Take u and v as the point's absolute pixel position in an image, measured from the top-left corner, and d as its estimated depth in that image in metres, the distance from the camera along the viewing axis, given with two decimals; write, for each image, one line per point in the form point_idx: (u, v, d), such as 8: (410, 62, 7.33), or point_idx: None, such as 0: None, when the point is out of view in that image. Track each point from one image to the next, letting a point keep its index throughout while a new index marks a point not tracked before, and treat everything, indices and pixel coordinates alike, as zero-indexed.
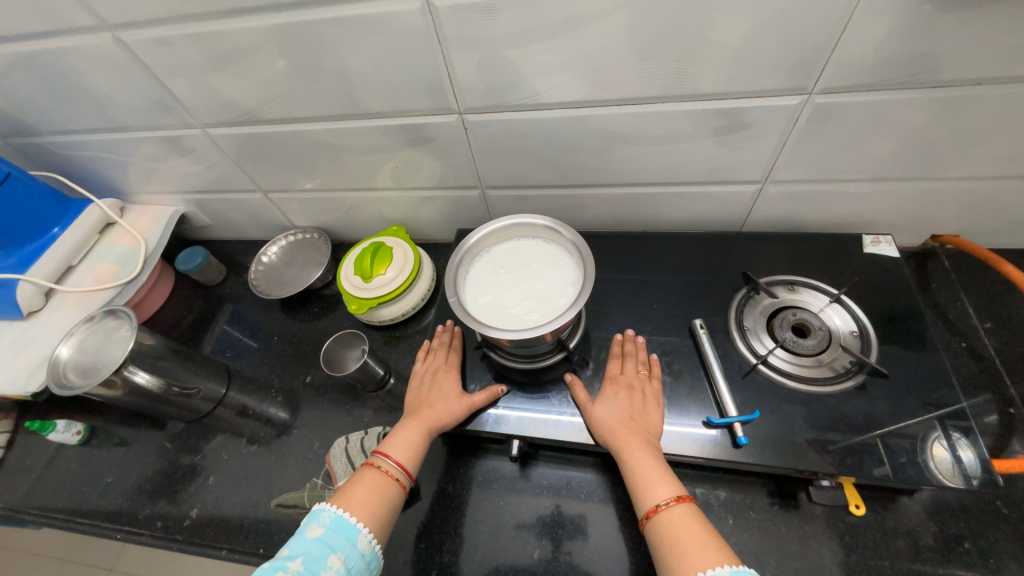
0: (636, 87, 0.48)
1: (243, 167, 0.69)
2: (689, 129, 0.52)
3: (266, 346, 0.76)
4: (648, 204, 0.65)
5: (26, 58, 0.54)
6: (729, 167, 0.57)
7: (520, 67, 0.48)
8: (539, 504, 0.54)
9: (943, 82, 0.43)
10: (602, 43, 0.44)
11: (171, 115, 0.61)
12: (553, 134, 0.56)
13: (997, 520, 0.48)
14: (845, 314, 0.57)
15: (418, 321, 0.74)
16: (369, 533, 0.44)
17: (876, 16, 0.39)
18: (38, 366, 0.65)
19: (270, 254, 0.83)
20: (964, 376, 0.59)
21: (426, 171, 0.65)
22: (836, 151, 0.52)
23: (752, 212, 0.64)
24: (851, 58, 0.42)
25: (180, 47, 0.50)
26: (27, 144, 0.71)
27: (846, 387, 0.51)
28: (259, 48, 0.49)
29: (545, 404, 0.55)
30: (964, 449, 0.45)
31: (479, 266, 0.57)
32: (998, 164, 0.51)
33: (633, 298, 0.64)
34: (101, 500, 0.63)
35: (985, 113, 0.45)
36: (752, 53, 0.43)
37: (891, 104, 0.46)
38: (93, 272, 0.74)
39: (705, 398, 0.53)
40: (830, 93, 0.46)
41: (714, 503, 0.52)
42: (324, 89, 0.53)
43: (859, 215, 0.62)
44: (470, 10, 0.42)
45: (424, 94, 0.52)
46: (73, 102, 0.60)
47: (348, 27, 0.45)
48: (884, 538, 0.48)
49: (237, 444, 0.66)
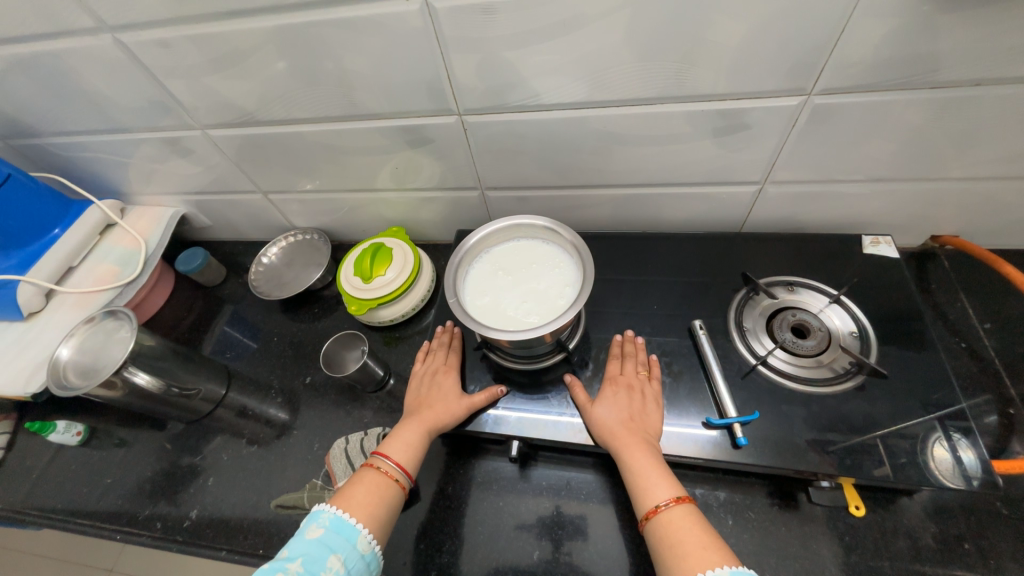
0: (635, 88, 0.48)
1: (243, 167, 0.69)
2: (689, 129, 0.52)
3: (266, 347, 0.76)
4: (648, 205, 0.65)
5: (26, 60, 0.54)
6: (729, 168, 0.56)
7: (519, 69, 0.48)
8: (539, 504, 0.54)
9: (942, 83, 0.43)
10: (601, 44, 0.44)
11: (171, 116, 0.61)
12: (553, 135, 0.56)
13: (997, 520, 0.48)
14: (845, 315, 0.57)
15: (418, 321, 0.74)
16: (369, 534, 0.44)
17: (875, 17, 0.39)
18: (38, 367, 0.65)
19: (270, 255, 0.83)
20: (964, 376, 0.59)
21: (425, 172, 0.65)
22: (836, 152, 0.52)
23: (752, 212, 0.64)
24: (851, 58, 0.42)
25: (180, 48, 0.50)
26: (28, 145, 0.71)
27: (845, 388, 0.51)
28: (258, 50, 0.49)
29: (544, 405, 0.55)
30: (965, 450, 0.45)
31: (478, 267, 0.57)
32: (998, 165, 0.51)
33: (633, 298, 0.64)
34: (102, 501, 0.63)
35: (984, 113, 0.45)
36: (752, 54, 0.43)
37: (891, 105, 0.46)
38: (94, 273, 0.74)
39: (705, 399, 0.53)
40: (829, 94, 0.46)
41: (714, 504, 0.52)
42: (324, 90, 0.53)
43: (859, 215, 0.62)
44: (470, 11, 0.42)
45: (424, 95, 0.52)
46: (74, 103, 0.61)
47: (348, 28, 0.46)
48: (884, 539, 0.48)
49: (237, 445, 0.66)
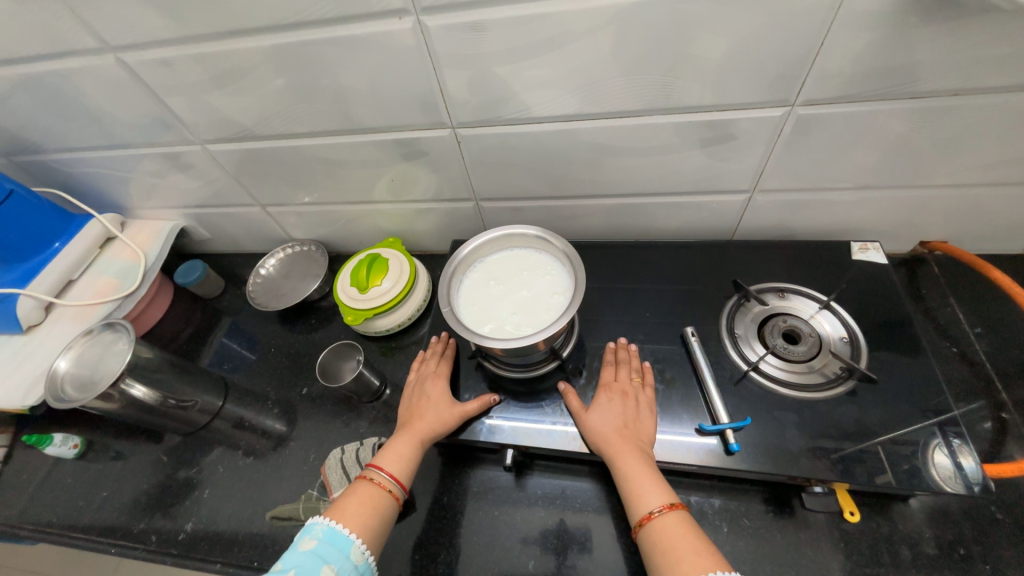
0: (623, 102, 0.49)
1: (242, 181, 0.71)
2: (677, 140, 0.53)
3: (263, 358, 0.76)
4: (641, 214, 0.66)
5: (31, 79, 0.56)
6: (718, 177, 0.58)
7: (511, 83, 0.49)
8: (535, 514, 0.54)
9: (922, 93, 0.44)
10: (589, 58, 0.45)
11: (171, 132, 0.62)
12: (545, 147, 0.57)
13: (994, 526, 0.48)
14: (835, 320, 0.57)
15: (415, 331, 0.74)
16: (363, 545, 0.44)
17: (853, 31, 0.40)
18: (36, 380, 0.65)
19: (268, 267, 0.83)
20: (957, 382, 0.60)
21: (422, 184, 0.66)
22: (823, 160, 0.53)
23: (743, 220, 0.65)
24: (832, 70, 0.43)
25: (181, 67, 0.52)
26: (30, 162, 0.72)
27: (837, 394, 0.51)
28: (257, 68, 0.51)
29: (538, 413, 0.56)
30: (966, 456, 0.45)
31: (472, 276, 0.58)
32: (982, 171, 0.52)
33: (625, 306, 0.64)
34: (97, 514, 0.63)
35: (965, 121, 0.46)
36: (736, 66, 0.44)
37: (873, 115, 0.47)
38: (93, 286, 0.75)
39: (698, 406, 0.53)
40: (812, 105, 0.47)
41: (709, 512, 0.52)
42: (321, 106, 0.55)
43: (848, 222, 0.63)
44: (462, 30, 0.44)
45: (418, 109, 0.54)
46: (76, 120, 0.62)
47: (344, 46, 0.47)
48: (880, 545, 0.48)
49: (234, 457, 0.66)
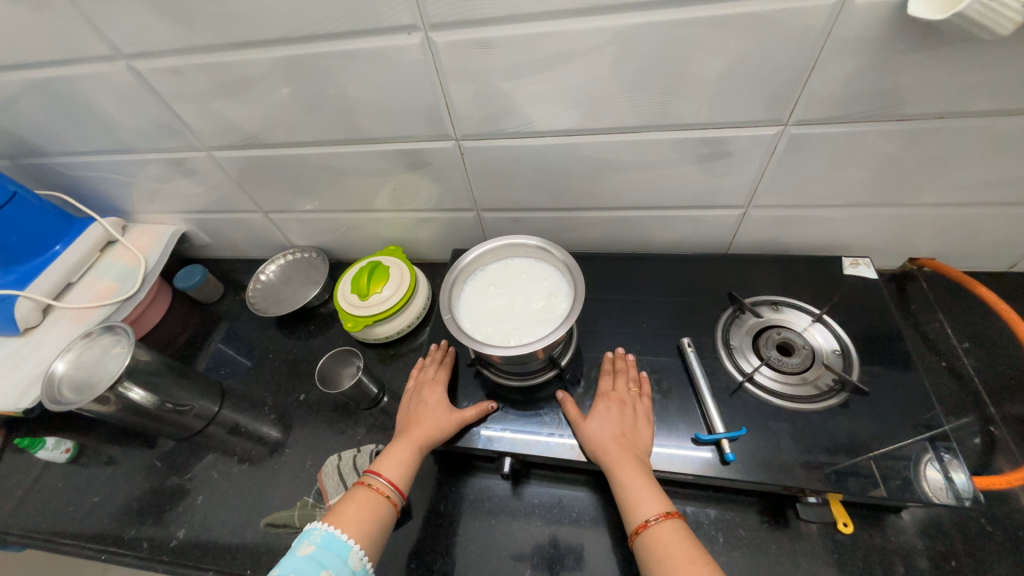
0: (623, 117, 0.51)
1: (245, 187, 0.71)
2: (674, 156, 0.55)
3: (261, 363, 0.76)
4: (638, 227, 0.68)
5: (40, 83, 0.57)
6: (714, 192, 0.59)
7: (513, 97, 0.50)
8: (531, 524, 0.54)
9: (908, 116, 0.46)
10: (590, 76, 0.47)
11: (177, 138, 0.63)
12: (546, 160, 0.58)
13: (983, 539, 0.49)
14: (827, 333, 0.58)
15: (413, 338, 0.74)
16: (360, 550, 0.44)
17: (842, 56, 0.42)
18: (30, 382, 0.65)
19: (268, 272, 0.84)
20: (947, 396, 0.61)
21: (423, 194, 0.67)
22: (815, 177, 0.55)
23: (737, 235, 0.67)
24: (822, 92, 0.45)
25: (191, 75, 0.53)
26: (35, 165, 0.73)
27: (830, 405, 0.52)
28: (265, 77, 0.52)
29: (536, 423, 0.56)
30: (956, 471, 0.46)
31: (473, 284, 0.59)
32: (968, 191, 0.54)
33: (623, 317, 0.65)
34: (87, 521, 0.62)
35: (948, 144, 0.48)
36: (731, 86, 0.46)
37: (861, 136, 0.49)
38: (92, 289, 0.75)
39: (694, 416, 0.54)
40: (804, 125, 0.49)
41: (705, 522, 0.52)
42: (327, 115, 0.56)
43: (839, 238, 0.65)
44: (468, 46, 0.45)
45: (424, 120, 0.55)
46: (83, 124, 0.63)
47: (352, 59, 0.48)
48: (873, 556, 0.48)
49: (228, 463, 0.65)
